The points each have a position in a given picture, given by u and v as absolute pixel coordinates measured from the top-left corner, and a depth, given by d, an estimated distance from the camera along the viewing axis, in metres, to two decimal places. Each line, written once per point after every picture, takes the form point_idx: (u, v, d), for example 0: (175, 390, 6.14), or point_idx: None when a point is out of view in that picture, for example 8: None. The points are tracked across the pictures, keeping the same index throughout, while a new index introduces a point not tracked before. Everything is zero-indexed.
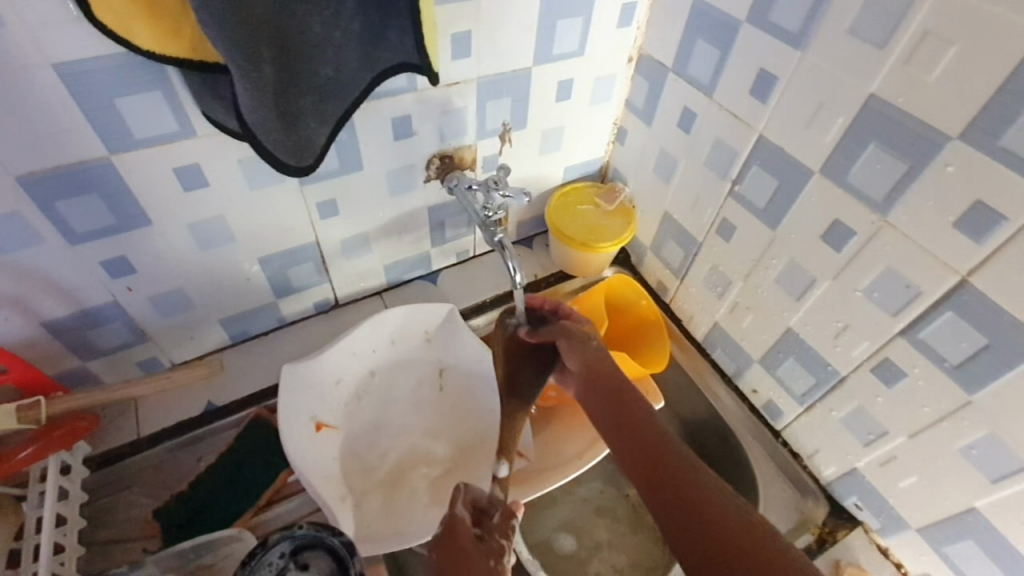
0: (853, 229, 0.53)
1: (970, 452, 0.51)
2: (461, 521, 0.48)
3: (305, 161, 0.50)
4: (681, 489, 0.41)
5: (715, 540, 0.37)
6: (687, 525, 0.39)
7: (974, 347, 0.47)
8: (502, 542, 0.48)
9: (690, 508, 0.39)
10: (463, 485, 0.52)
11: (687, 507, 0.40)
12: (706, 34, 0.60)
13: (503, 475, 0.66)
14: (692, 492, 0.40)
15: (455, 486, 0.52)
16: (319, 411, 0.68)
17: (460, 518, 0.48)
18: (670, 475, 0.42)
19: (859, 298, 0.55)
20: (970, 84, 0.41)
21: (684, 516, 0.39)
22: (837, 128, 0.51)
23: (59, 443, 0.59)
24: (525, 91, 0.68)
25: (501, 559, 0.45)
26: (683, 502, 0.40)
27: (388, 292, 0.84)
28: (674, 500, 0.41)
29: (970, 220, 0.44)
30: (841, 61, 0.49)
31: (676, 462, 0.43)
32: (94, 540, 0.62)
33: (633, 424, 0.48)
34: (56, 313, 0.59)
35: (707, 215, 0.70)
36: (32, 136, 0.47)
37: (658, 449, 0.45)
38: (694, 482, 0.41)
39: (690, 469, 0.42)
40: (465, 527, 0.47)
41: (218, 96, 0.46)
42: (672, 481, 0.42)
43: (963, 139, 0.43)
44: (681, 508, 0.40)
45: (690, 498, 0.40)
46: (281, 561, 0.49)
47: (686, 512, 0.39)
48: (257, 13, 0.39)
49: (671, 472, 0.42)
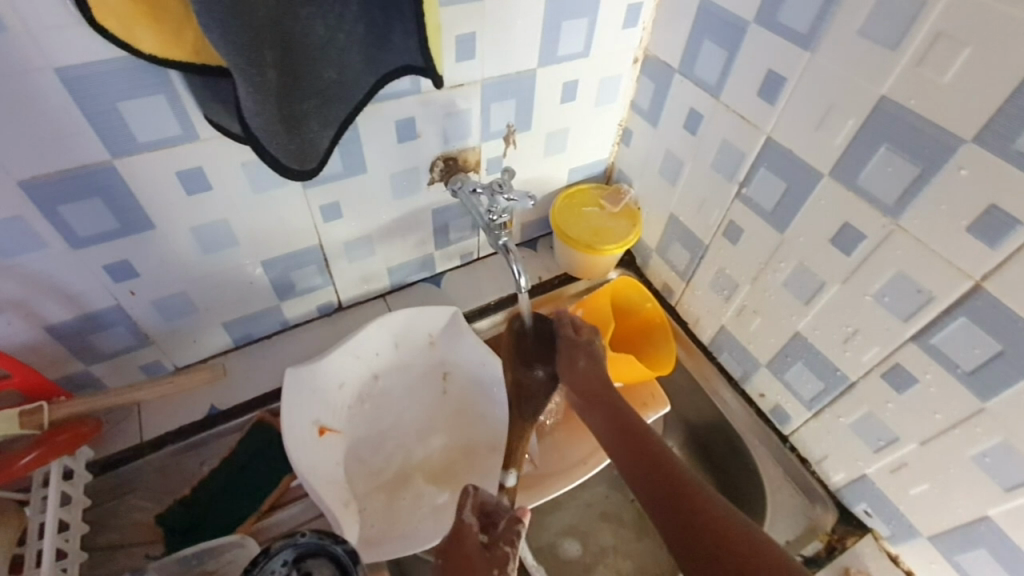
0: (862, 232, 0.52)
1: (982, 460, 0.50)
2: (468, 528, 0.48)
3: (308, 164, 0.50)
4: (705, 518, 0.40)
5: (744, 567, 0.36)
6: (713, 554, 0.38)
7: (988, 353, 0.46)
8: (505, 549, 0.46)
9: (715, 537, 0.39)
10: (473, 488, 0.51)
11: (712, 536, 0.39)
12: (713, 35, 0.60)
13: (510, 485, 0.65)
14: (715, 520, 0.40)
15: (465, 487, 0.51)
16: (322, 415, 0.67)
17: (468, 525, 0.48)
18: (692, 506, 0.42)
19: (869, 303, 0.54)
20: (984, 87, 0.40)
21: (712, 546, 0.39)
22: (847, 130, 0.50)
23: (62, 449, 0.59)
24: (529, 93, 0.67)
25: (505, 567, 0.44)
26: (709, 530, 0.39)
27: (392, 294, 0.83)
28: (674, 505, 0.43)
29: (984, 225, 0.43)
30: (852, 62, 0.48)
31: (696, 493, 0.43)
32: (95, 545, 0.62)
33: (649, 453, 0.48)
34: (59, 316, 0.58)
35: (714, 218, 0.69)
36: (34, 140, 0.46)
37: (678, 480, 0.44)
38: (719, 512, 0.40)
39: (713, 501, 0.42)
40: (473, 535, 0.47)
41: (220, 99, 0.45)
42: (696, 510, 0.41)
43: (977, 142, 0.42)
44: (707, 537, 0.39)
45: (717, 528, 0.39)
46: (284, 568, 0.48)
47: (714, 541, 0.39)
48: (260, 16, 0.38)
49: (694, 502, 0.42)
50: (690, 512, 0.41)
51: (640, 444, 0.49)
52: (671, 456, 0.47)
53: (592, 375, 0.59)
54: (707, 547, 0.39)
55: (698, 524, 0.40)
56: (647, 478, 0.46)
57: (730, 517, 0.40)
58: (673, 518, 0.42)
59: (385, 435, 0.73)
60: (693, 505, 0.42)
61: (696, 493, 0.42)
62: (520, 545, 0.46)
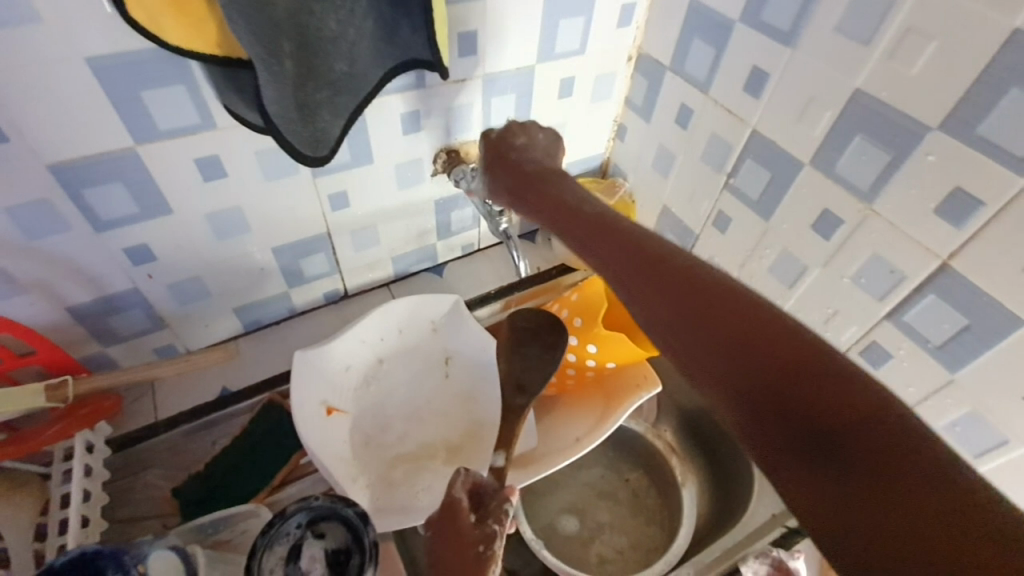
0: (841, 218, 0.56)
1: (954, 429, 0.54)
2: (458, 504, 0.54)
3: (321, 152, 0.53)
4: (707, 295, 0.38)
5: (878, 456, 0.29)
6: (779, 421, 0.33)
7: (956, 328, 0.50)
8: (495, 526, 0.51)
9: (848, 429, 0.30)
10: (463, 469, 0.56)
11: (761, 359, 0.34)
12: (702, 33, 0.63)
13: (499, 465, 0.68)
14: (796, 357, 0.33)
15: (457, 469, 0.57)
16: (329, 396, 0.71)
17: (458, 502, 0.54)
18: (713, 307, 0.37)
19: (848, 285, 0.57)
20: (948, 80, 0.44)
21: (790, 392, 0.33)
22: (826, 122, 0.54)
23: (83, 422, 0.62)
24: (528, 88, 0.70)
25: (489, 546, 0.49)
26: (744, 338, 0.35)
27: (395, 284, 0.86)
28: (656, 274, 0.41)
29: (951, 206, 0.47)
30: (829, 56, 0.51)
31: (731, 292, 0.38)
32: (115, 518, 0.65)
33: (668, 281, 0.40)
34: (81, 298, 0.61)
35: (703, 208, 0.72)
36: (62, 128, 0.50)
37: (690, 276, 0.40)
38: (776, 318, 0.35)
39: (764, 311, 0.36)
40: (463, 512, 0.53)
41: (239, 90, 0.49)
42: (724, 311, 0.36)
43: (944, 130, 0.45)
44: (792, 407, 0.33)
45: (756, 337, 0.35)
46: (298, 531, 0.51)
47: (797, 406, 0.33)
48: (280, 10, 0.42)
49: (712, 288, 0.38)
50: (707, 303, 0.37)
51: (651, 261, 0.42)
52: (673, 246, 0.43)
53: (558, 185, 0.56)
54: (804, 428, 0.32)
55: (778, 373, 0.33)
56: (721, 340, 0.36)
57: (831, 358, 0.33)
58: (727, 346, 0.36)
59: (390, 416, 0.76)
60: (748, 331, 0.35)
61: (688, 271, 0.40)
62: (507, 522, 0.51)
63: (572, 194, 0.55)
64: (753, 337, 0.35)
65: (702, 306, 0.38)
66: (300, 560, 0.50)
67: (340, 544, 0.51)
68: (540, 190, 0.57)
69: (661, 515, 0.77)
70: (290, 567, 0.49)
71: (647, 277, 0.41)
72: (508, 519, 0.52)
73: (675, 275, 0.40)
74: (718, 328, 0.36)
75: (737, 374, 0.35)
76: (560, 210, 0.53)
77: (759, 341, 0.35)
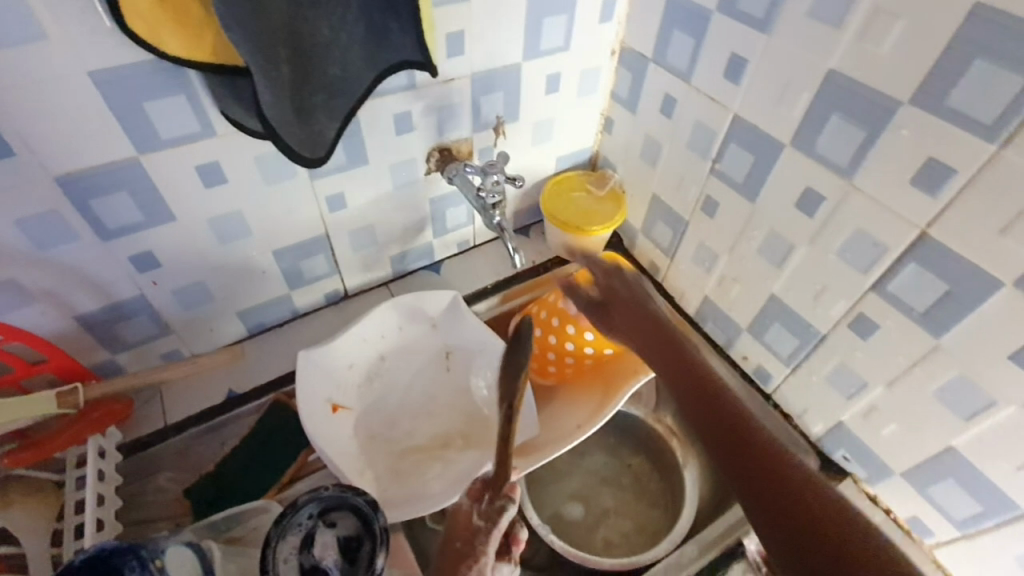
0: (823, 195, 0.57)
1: (943, 394, 0.55)
2: (460, 504, 0.54)
3: (317, 153, 0.56)
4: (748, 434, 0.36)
5: None
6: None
7: (938, 295, 0.51)
8: (480, 524, 0.50)
9: None
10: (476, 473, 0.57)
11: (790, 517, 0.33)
12: (682, 24, 0.65)
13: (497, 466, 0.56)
14: (803, 490, 0.33)
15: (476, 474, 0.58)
16: (333, 394, 0.72)
17: (462, 501, 0.54)
18: (760, 453, 0.36)
19: (833, 260, 0.59)
20: (917, 55, 0.46)
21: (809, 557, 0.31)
22: (804, 103, 0.56)
23: (96, 426, 0.64)
24: (516, 85, 0.72)
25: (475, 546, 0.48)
26: (775, 495, 0.34)
27: (394, 282, 0.88)
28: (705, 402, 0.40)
29: (925, 176, 0.49)
30: (803, 39, 0.53)
31: (762, 433, 0.37)
32: (130, 520, 0.66)
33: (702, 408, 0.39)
34: (89, 306, 0.63)
35: (692, 194, 0.74)
36: (68, 141, 0.52)
37: (731, 413, 0.38)
38: (804, 475, 0.34)
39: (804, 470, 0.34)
40: (462, 509, 0.53)
41: (238, 96, 0.51)
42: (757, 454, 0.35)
43: (914, 104, 0.47)
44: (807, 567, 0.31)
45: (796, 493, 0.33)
46: (310, 521, 0.52)
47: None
48: (275, 18, 0.44)
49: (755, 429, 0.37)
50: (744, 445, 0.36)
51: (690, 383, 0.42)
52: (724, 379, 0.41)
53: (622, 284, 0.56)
54: None
55: (793, 518, 0.33)
56: (765, 493, 0.34)
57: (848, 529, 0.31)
58: (760, 494, 0.34)
59: (394, 411, 0.78)
60: (770, 466, 0.35)
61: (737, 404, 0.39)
62: (498, 521, 0.50)
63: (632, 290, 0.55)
64: (784, 492, 0.33)
65: (749, 450, 0.36)
66: (312, 549, 0.51)
67: (351, 531, 0.53)
68: (603, 288, 0.57)
69: (664, 498, 0.78)
70: (304, 556, 0.50)
71: (694, 396, 0.41)
72: (499, 520, 0.50)
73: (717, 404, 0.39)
74: (758, 479, 0.35)
75: (773, 531, 0.33)
76: (619, 314, 0.54)
77: (784, 501, 0.33)
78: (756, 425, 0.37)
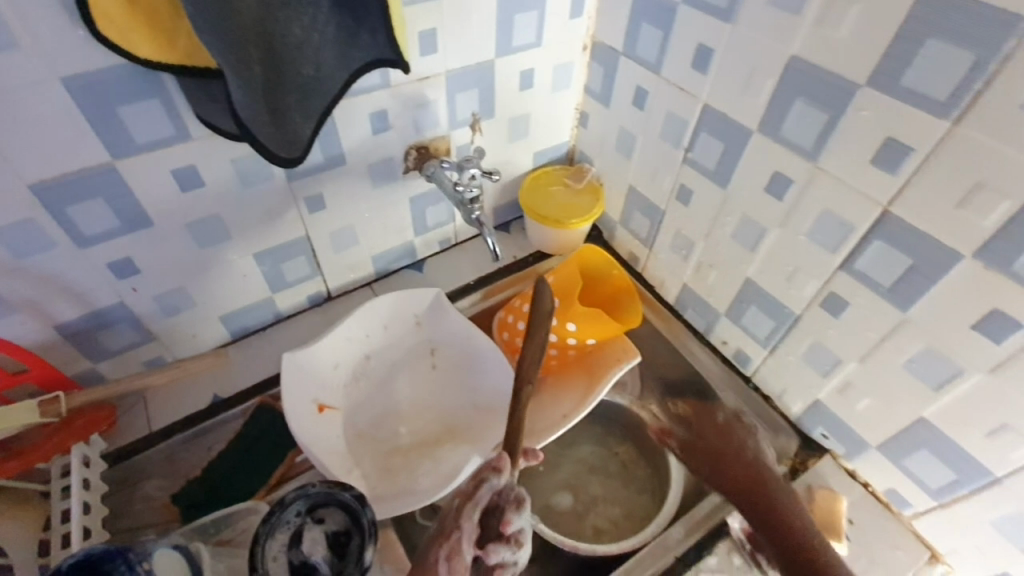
0: (790, 179, 0.59)
1: (912, 366, 0.56)
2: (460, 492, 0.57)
3: (294, 153, 0.56)
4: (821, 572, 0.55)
5: None
6: None
7: (903, 270, 0.53)
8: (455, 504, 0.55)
9: None
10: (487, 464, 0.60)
11: None
12: (650, 17, 0.67)
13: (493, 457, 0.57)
14: None
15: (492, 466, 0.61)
16: (319, 394, 0.72)
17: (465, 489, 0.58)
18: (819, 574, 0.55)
19: (803, 241, 0.61)
20: (872, 38, 0.47)
21: None
22: (768, 89, 0.57)
23: (80, 434, 0.64)
24: (491, 82, 0.73)
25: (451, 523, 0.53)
26: None
27: (378, 282, 0.88)
28: (783, 550, 0.59)
29: (885, 154, 0.50)
30: (765, 27, 0.55)
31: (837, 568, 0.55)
32: (116, 529, 0.65)
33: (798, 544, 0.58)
34: (68, 315, 0.63)
35: (667, 184, 0.75)
36: (41, 148, 0.51)
37: (817, 555, 0.57)
38: None
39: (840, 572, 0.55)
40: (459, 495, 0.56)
41: (211, 97, 0.51)
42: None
43: (872, 86, 0.49)
44: None
45: None
46: (298, 518, 0.53)
47: None
48: (245, 18, 0.45)
49: (820, 551, 0.57)
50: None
51: (774, 518, 0.61)
52: (806, 518, 0.60)
53: (720, 445, 0.70)
54: None
55: None
56: None
57: None
58: None
59: (381, 408, 0.78)
60: None
61: (809, 538, 0.58)
62: (472, 500, 0.54)
63: (735, 446, 0.69)
64: None
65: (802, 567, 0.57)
66: (301, 545, 0.51)
67: (340, 526, 0.53)
68: (704, 445, 0.72)
69: (651, 483, 0.79)
70: (292, 552, 0.51)
71: (779, 544, 0.59)
72: (472, 500, 0.54)
73: (797, 540, 0.58)
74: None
75: None
76: (706, 465, 0.70)
77: None
78: (817, 548, 0.57)
